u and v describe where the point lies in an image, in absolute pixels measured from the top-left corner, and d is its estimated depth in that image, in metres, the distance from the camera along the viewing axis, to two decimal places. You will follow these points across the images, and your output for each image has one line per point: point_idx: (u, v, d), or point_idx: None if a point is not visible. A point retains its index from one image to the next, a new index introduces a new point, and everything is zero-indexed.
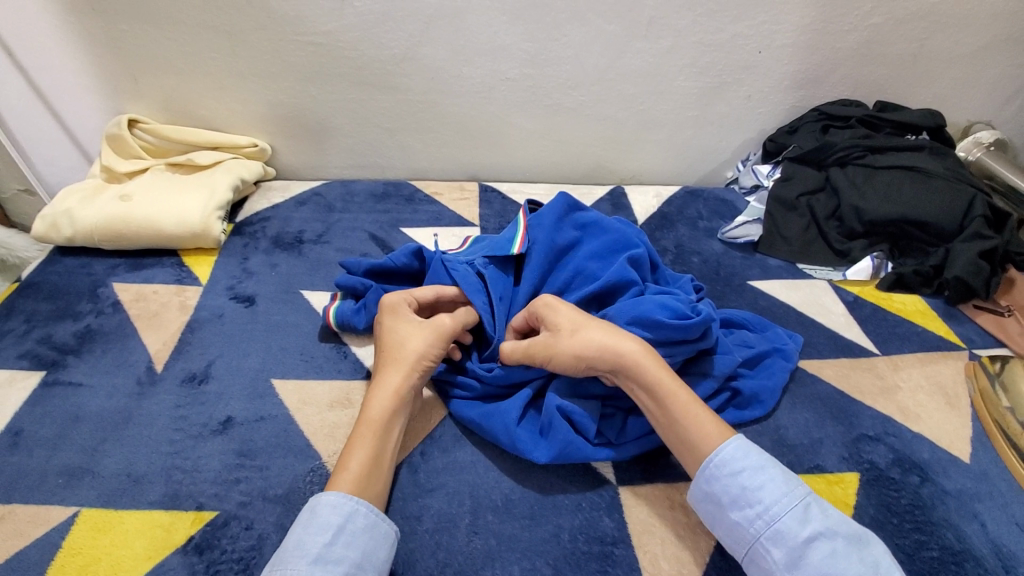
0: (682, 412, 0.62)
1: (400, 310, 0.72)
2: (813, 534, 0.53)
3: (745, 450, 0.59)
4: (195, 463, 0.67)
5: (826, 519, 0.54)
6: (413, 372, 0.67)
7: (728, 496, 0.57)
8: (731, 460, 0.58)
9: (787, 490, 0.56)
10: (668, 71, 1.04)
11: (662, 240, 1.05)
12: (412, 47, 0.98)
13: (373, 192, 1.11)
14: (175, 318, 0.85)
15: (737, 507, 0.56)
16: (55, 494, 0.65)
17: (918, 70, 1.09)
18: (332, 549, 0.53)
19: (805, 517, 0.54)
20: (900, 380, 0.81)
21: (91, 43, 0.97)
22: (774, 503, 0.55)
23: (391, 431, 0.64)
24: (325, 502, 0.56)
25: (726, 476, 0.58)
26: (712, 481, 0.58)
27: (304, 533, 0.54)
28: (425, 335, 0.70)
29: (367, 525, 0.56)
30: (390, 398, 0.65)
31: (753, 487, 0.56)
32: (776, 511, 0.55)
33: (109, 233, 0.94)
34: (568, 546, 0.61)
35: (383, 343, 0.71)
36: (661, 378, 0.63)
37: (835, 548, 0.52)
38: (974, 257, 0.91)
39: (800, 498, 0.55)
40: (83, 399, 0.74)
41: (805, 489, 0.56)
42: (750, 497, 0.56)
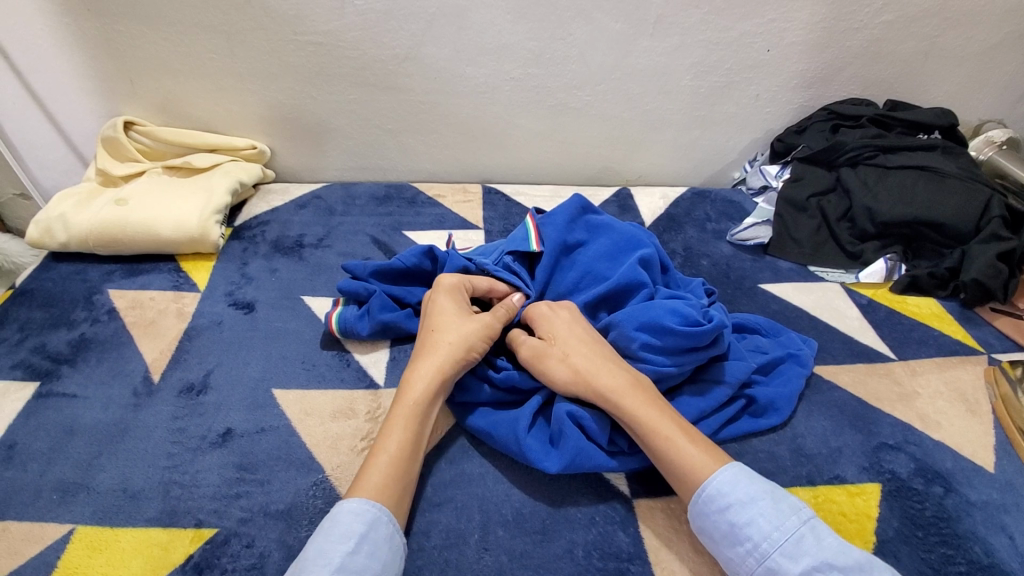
0: (662, 445, 0.60)
1: (455, 291, 0.72)
2: (807, 571, 0.50)
3: (733, 481, 0.56)
4: (194, 478, 0.65)
5: (821, 551, 0.51)
6: (459, 360, 0.66)
7: (718, 532, 0.55)
8: (718, 495, 0.55)
9: (778, 523, 0.53)
10: (676, 70, 1.01)
11: (670, 243, 1.03)
12: (414, 47, 0.96)
13: (375, 195, 1.09)
14: (173, 325, 0.82)
15: (729, 543, 0.54)
16: (48, 511, 0.62)
17: (930, 68, 1.07)
18: (354, 558, 0.51)
19: (797, 552, 0.51)
20: (918, 386, 0.79)
21: (86, 44, 0.94)
22: (764, 539, 0.52)
23: (429, 416, 0.63)
24: (345, 509, 0.54)
25: (715, 512, 0.55)
26: (702, 517, 0.56)
27: (325, 542, 0.51)
28: (476, 325, 0.69)
29: (387, 535, 0.54)
30: (435, 382, 0.64)
31: (741, 523, 0.54)
32: (766, 548, 0.52)
33: (105, 238, 0.92)
34: (582, 562, 0.59)
35: (431, 323, 0.70)
36: (641, 410, 0.61)
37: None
38: (993, 259, 0.89)
39: (791, 531, 0.52)
40: (78, 411, 0.72)
41: (798, 518, 0.53)
42: (740, 534, 0.53)
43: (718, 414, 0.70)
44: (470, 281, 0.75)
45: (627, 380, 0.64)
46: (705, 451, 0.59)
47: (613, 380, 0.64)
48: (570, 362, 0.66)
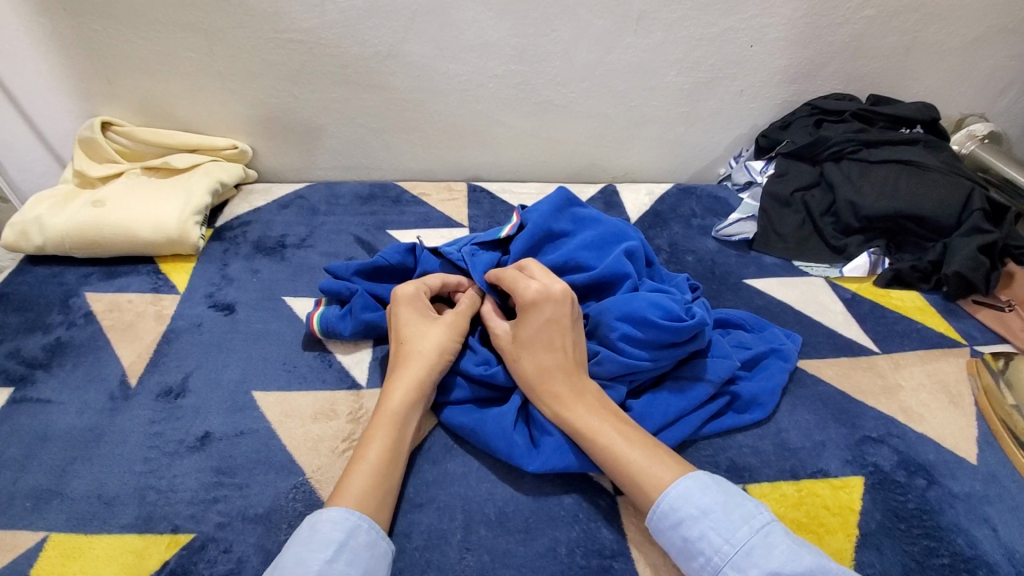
0: (604, 457, 0.60)
1: (413, 300, 0.71)
2: None
3: (683, 496, 0.54)
4: (171, 483, 0.64)
5: (769, 561, 0.49)
6: (433, 365, 0.66)
7: (675, 548, 0.54)
8: (669, 511, 0.54)
9: (728, 535, 0.51)
10: (659, 67, 1.01)
11: (656, 239, 1.03)
12: (396, 44, 0.95)
13: (359, 194, 1.08)
14: (152, 328, 0.81)
15: (686, 558, 0.53)
16: (21, 518, 0.61)
17: (911, 63, 1.07)
18: (334, 566, 0.49)
19: (746, 563, 0.49)
20: (902, 379, 0.79)
21: (61, 43, 0.93)
22: (716, 553, 0.51)
23: (410, 422, 0.63)
24: (326, 517, 0.52)
25: (669, 528, 0.54)
26: (659, 532, 0.55)
27: (304, 550, 0.50)
28: (439, 330, 0.69)
29: (368, 542, 0.53)
30: (410, 389, 0.64)
31: (694, 538, 0.52)
32: (718, 562, 0.51)
33: (81, 240, 0.90)
34: (565, 560, 0.58)
35: (397, 335, 0.69)
36: (584, 421, 0.62)
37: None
38: (974, 252, 0.90)
39: (740, 543, 0.50)
40: (53, 417, 0.70)
41: (750, 528, 0.51)
42: (694, 549, 0.52)
43: (701, 411, 0.69)
44: (424, 283, 0.74)
45: (574, 388, 0.64)
46: (652, 462, 0.57)
47: (558, 391, 0.64)
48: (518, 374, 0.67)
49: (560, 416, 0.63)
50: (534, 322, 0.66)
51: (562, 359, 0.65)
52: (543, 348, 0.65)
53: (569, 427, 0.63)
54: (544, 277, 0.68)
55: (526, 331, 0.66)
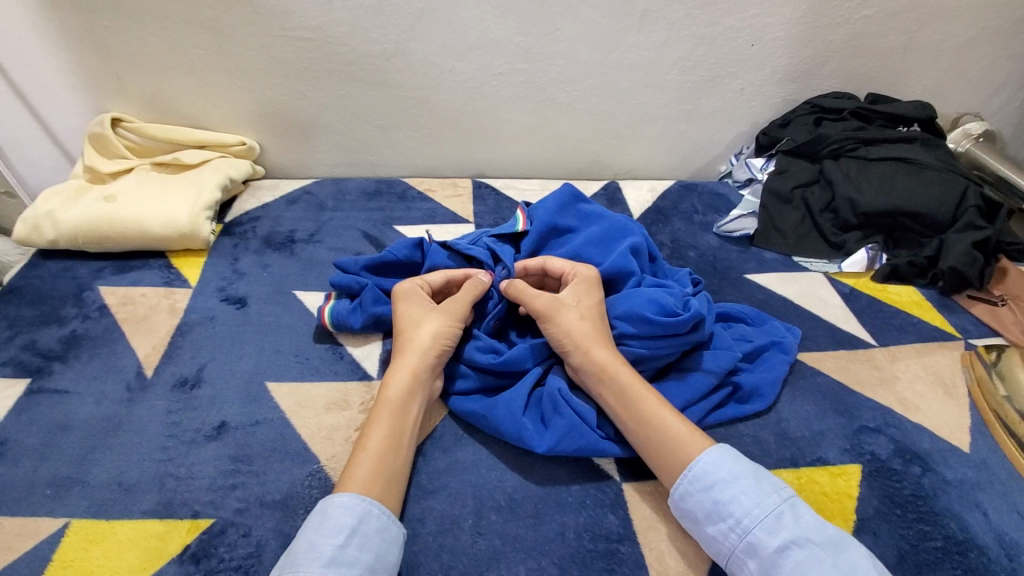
0: (649, 415, 0.63)
1: (411, 294, 0.73)
2: (785, 544, 0.52)
3: (717, 462, 0.58)
4: (189, 470, 0.65)
5: (798, 526, 0.53)
6: (428, 352, 0.68)
7: (702, 511, 0.57)
8: (703, 475, 0.58)
9: (758, 500, 0.55)
10: (661, 65, 1.03)
11: (658, 235, 1.05)
12: (403, 42, 0.96)
13: (366, 190, 1.09)
14: (165, 321, 0.83)
15: (712, 521, 0.56)
16: (43, 505, 0.63)
17: (908, 62, 1.10)
18: (345, 551, 0.52)
19: (776, 526, 0.53)
20: (898, 371, 0.81)
21: (72, 40, 0.94)
22: (746, 515, 0.55)
23: (411, 409, 0.64)
24: (337, 503, 0.55)
25: (699, 491, 0.57)
26: (686, 496, 0.58)
27: (317, 535, 0.53)
28: (436, 317, 0.70)
29: (379, 527, 0.55)
30: (406, 378, 0.65)
31: (724, 501, 0.56)
32: (746, 523, 0.54)
33: (94, 235, 0.91)
34: (573, 544, 0.60)
35: (397, 329, 0.71)
36: (633, 381, 0.65)
37: (809, 557, 0.51)
38: (969, 247, 0.92)
39: (771, 507, 0.54)
40: (71, 407, 0.72)
41: (779, 496, 0.55)
42: (722, 511, 0.56)
43: (704, 402, 0.71)
44: (427, 278, 0.76)
45: (620, 358, 0.67)
46: (689, 427, 0.62)
47: (608, 354, 0.67)
48: (570, 334, 0.68)
49: (612, 376, 0.65)
50: (591, 296, 0.72)
51: (610, 332, 0.70)
52: (598, 318, 0.70)
53: (617, 388, 0.65)
54: (593, 269, 0.76)
55: (587, 300, 0.71)
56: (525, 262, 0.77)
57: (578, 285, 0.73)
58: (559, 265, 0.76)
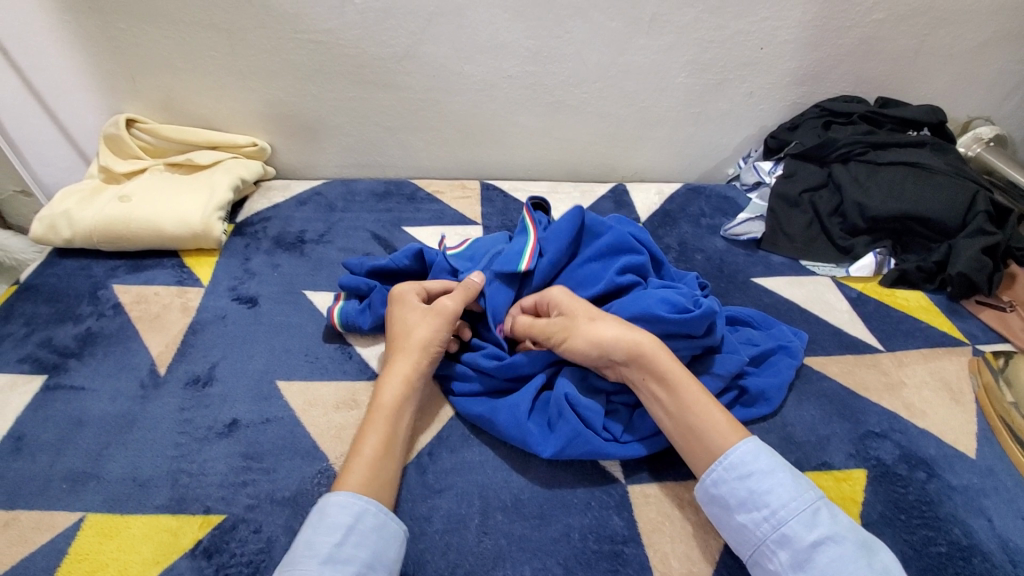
0: (691, 401, 0.62)
1: (404, 298, 0.74)
2: (821, 538, 0.53)
3: (755, 453, 0.58)
4: (201, 467, 0.67)
5: (834, 523, 0.54)
6: (421, 359, 0.68)
7: (736, 498, 0.57)
8: (740, 463, 0.58)
9: (796, 494, 0.55)
10: (670, 68, 1.03)
11: (665, 238, 1.05)
12: (413, 45, 0.97)
13: (375, 191, 1.10)
14: (178, 320, 0.84)
15: (745, 510, 0.56)
16: (59, 499, 0.64)
17: (919, 66, 1.09)
18: (342, 549, 0.53)
19: (812, 521, 0.54)
20: (905, 376, 0.81)
21: (88, 42, 0.96)
22: (782, 506, 0.55)
23: (403, 417, 0.65)
24: (332, 502, 0.55)
25: (734, 479, 0.58)
26: (720, 482, 0.58)
27: (313, 534, 0.53)
28: (431, 320, 0.70)
29: (375, 524, 0.56)
30: (400, 385, 0.66)
31: (760, 491, 0.56)
32: (783, 514, 0.55)
33: (108, 234, 0.93)
34: (578, 545, 0.61)
35: (392, 333, 0.72)
36: (673, 366, 0.63)
37: (842, 553, 0.52)
38: (978, 253, 0.91)
39: (809, 502, 0.55)
40: (86, 403, 0.73)
41: (815, 493, 0.56)
42: (758, 500, 0.56)
43: None
44: (424, 285, 0.76)
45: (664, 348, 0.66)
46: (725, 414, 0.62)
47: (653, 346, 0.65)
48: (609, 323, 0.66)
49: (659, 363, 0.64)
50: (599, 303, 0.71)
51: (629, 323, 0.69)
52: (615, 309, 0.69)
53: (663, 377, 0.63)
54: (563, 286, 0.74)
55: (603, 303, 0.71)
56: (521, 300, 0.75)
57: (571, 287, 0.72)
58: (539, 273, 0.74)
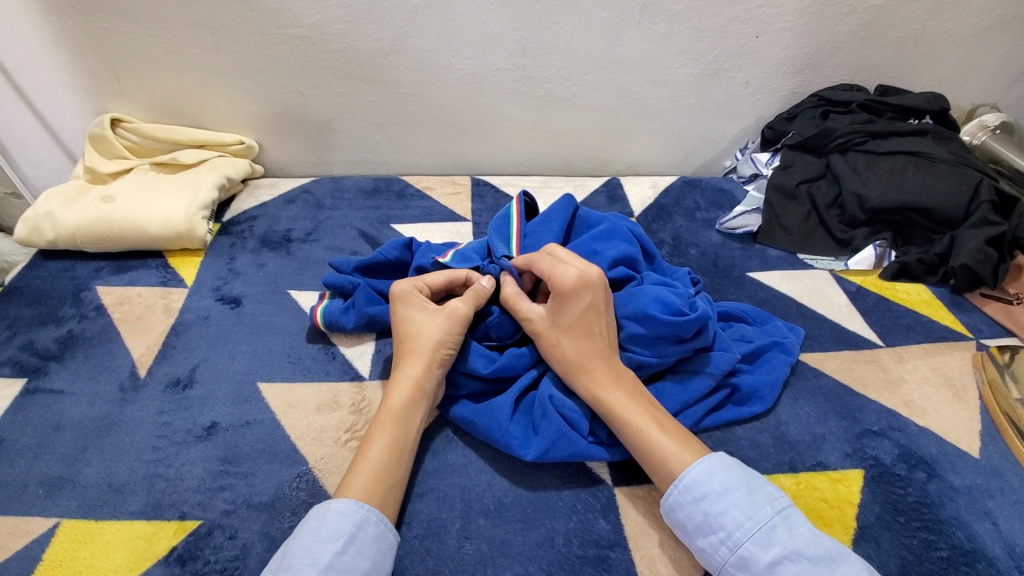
0: (634, 435, 0.61)
1: (408, 297, 0.70)
2: (777, 558, 0.51)
3: (707, 473, 0.56)
4: (179, 471, 0.65)
5: (792, 540, 0.51)
6: (433, 361, 0.66)
7: (692, 523, 0.55)
8: (693, 486, 0.56)
9: (750, 513, 0.53)
10: (664, 58, 1.01)
11: (659, 232, 1.02)
12: (400, 39, 0.95)
13: (364, 188, 1.09)
14: (160, 321, 0.83)
15: (702, 534, 0.55)
16: (34, 505, 0.63)
17: (920, 53, 1.06)
18: (342, 558, 0.51)
19: (768, 541, 0.52)
20: (905, 372, 0.79)
21: (70, 40, 0.94)
22: (737, 529, 0.53)
23: (413, 421, 0.63)
24: (334, 509, 0.54)
25: (690, 503, 0.56)
26: (676, 507, 0.56)
27: (313, 541, 0.51)
28: (443, 321, 0.68)
29: (375, 534, 0.54)
30: (409, 389, 0.64)
31: (715, 513, 0.54)
32: (738, 536, 0.53)
33: (92, 235, 0.92)
34: (562, 550, 0.59)
35: (399, 334, 0.69)
36: (620, 401, 0.63)
37: (801, 574, 0.50)
38: (982, 244, 0.88)
39: (764, 520, 0.53)
40: (65, 407, 0.72)
41: (772, 508, 0.53)
42: (714, 523, 0.54)
43: (701, 404, 0.69)
44: (422, 279, 0.72)
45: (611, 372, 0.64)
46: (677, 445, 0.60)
47: (596, 373, 0.65)
48: (555, 356, 0.66)
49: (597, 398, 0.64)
50: (573, 308, 0.66)
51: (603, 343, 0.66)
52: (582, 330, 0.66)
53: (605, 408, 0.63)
54: (577, 265, 0.67)
55: (566, 315, 0.66)
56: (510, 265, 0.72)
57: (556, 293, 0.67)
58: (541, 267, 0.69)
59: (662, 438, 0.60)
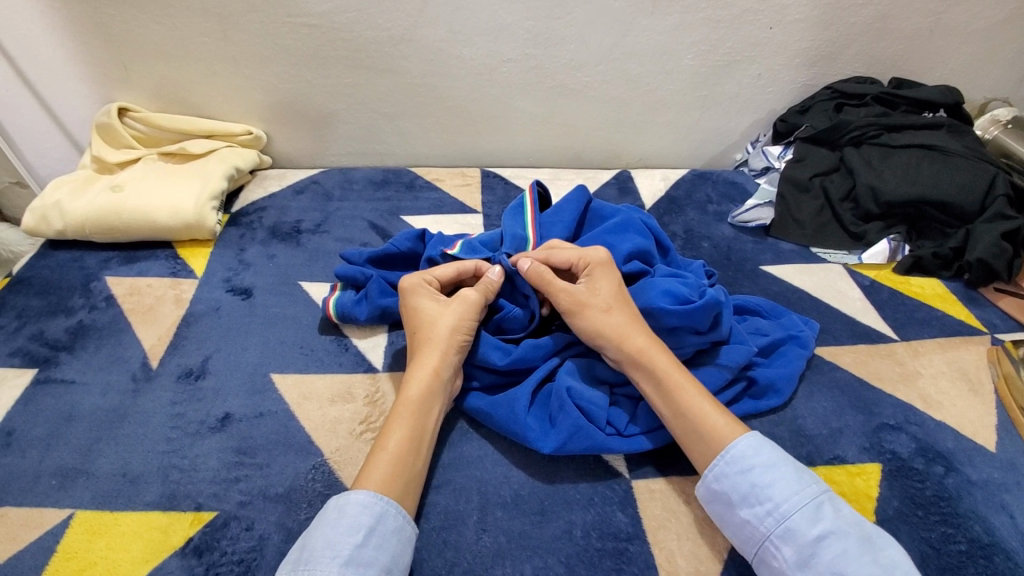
0: (685, 401, 0.61)
1: (420, 290, 0.70)
2: (825, 532, 0.51)
3: (755, 447, 0.57)
4: (193, 462, 0.65)
5: (838, 517, 0.52)
6: (448, 349, 0.65)
7: (737, 494, 0.55)
8: (741, 458, 0.56)
9: (798, 488, 0.54)
10: (676, 50, 1.00)
11: (671, 225, 1.02)
12: (410, 28, 0.94)
13: (373, 180, 1.08)
14: (171, 312, 0.82)
15: (747, 505, 0.55)
16: (48, 496, 0.62)
17: (933, 46, 1.05)
18: (363, 551, 0.51)
19: (815, 515, 0.52)
20: (921, 366, 0.78)
21: (76, 27, 0.93)
22: (785, 501, 0.53)
23: (431, 411, 0.62)
24: (354, 501, 0.53)
25: (736, 474, 0.56)
26: (721, 478, 0.56)
27: (333, 533, 0.51)
28: (455, 309, 0.68)
29: (395, 527, 0.54)
30: (425, 379, 0.63)
31: (763, 484, 0.55)
32: (786, 508, 0.53)
33: (101, 226, 0.91)
34: (581, 543, 0.59)
35: (412, 325, 0.69)
36: (669, 367, 0.63)
37: (846, 551, 0.50)
38: (998, 238, 0.88)
39: (812, 495, 0.53)
40: (76, 398, 0.71)
41: (818, 487, 0.54)
42: (761, 495, 0.54)
43: (717, 397, 0.69)
44: (435, 272, 0.72)
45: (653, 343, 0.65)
46: (721, 415, 0.60)
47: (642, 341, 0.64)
48: (596, 327, 0.65)
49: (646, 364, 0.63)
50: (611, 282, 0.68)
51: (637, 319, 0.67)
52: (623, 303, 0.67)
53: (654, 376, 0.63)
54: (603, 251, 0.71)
55: (606, 288, 0.67)
56: (529, 256, 0.71)
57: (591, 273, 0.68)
58: (565, 255, 0.70)
59: (709, 407, 0.61)
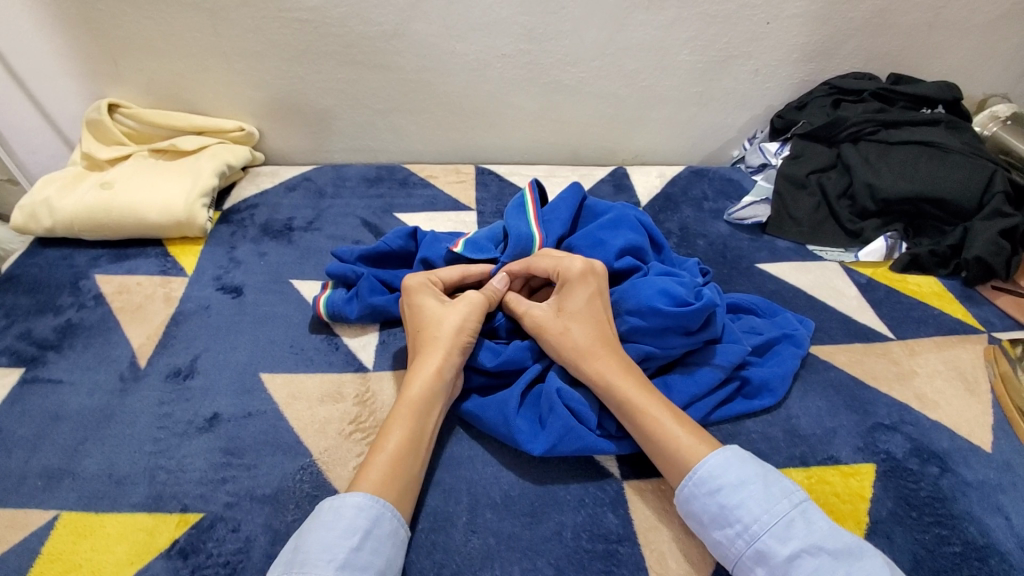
0: (649, 422, 0.60)
1: (424, 289, 0.70)
2: (796, 552, 0.50)
3: (722, 466, 0.55)
4: (180, 463, 0.64)
5: (810, 534, 0.51)
6: (453, 349, 0.65)
7: (708, 515, 0.55)
8: (707, 479, 0.55)
9: (766, 507, 0.53)
10: (673, 44, 0.99)
11: (666, 223, 1.01)
12: (402, 23, 0.93)
13: (366, 176, 1.07)
14: (160, 311, 0.81)
15: (718, 526, 0.54)
16: (33, 497, 0.62)
17: (933, 41, 1.04)
18: (359, 554, 0.50)
19: (786, 534, 0.51)
20: (917, 366, 0.77)
21: (65, 22, 0.92)
22: (754, 521, 0.52)
23: (432, 413, 0.62)
24: (351, 503, 0.53)
25: (705, 495, 0.55)
26: (691, 499, 0.56)
27: (329, 536, 0.51)
28: (461, 310, 0.67)
29: (389, 531, 0.53)
30: (428, 379, 0.63)
31: (731, 505, 0.53)
32: (755, 529, 0.52)
33: (90, 223, 0.90)
34: (570, 544, 0.58)
35: (414, 326, 0.68)
36: (634, 387, 0.62)
37: (820, 567, 0.49)
38: (995, 236, 0.87)
39: (781, 514, 0.52)
40: (63, 397, 0.71)
41: (789, 502, 0.53)
42: (729, 516, 0.53)
43: (710, 397, 0.68)
44: (437, 274, 0.72)
45: (622, 361, 0.64)
46: (694, 434, 0.59)
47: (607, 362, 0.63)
48: (564, 346, 0.65)
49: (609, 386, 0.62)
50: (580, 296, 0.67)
51: (609, 334, 0.66)
52: (592, 319, 0.66)
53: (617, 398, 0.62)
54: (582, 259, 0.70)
55: (575, 304, 0.66)
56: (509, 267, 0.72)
57: (567, 283, 0.68)
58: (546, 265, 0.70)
59: (676, 427, 0.59)
